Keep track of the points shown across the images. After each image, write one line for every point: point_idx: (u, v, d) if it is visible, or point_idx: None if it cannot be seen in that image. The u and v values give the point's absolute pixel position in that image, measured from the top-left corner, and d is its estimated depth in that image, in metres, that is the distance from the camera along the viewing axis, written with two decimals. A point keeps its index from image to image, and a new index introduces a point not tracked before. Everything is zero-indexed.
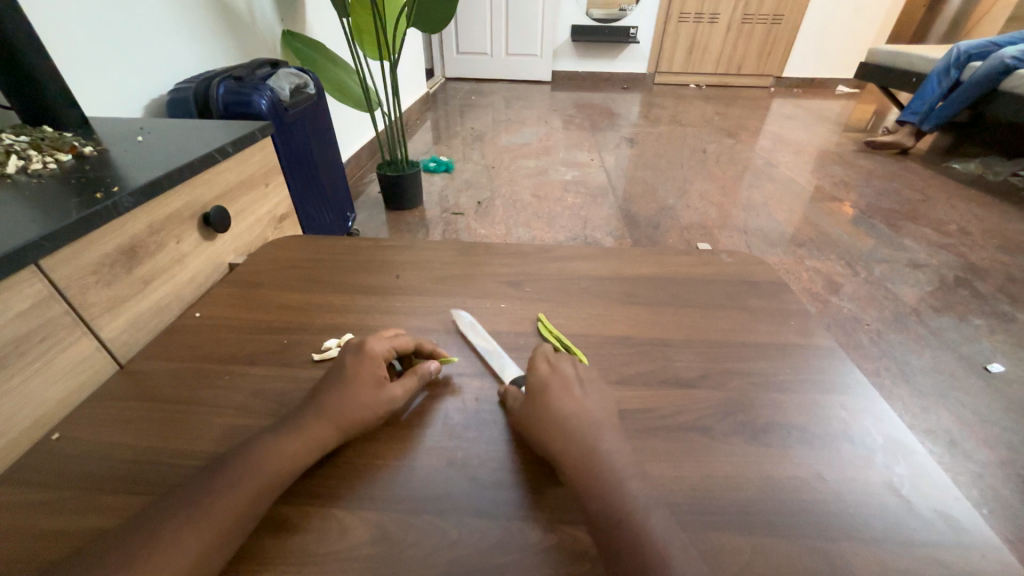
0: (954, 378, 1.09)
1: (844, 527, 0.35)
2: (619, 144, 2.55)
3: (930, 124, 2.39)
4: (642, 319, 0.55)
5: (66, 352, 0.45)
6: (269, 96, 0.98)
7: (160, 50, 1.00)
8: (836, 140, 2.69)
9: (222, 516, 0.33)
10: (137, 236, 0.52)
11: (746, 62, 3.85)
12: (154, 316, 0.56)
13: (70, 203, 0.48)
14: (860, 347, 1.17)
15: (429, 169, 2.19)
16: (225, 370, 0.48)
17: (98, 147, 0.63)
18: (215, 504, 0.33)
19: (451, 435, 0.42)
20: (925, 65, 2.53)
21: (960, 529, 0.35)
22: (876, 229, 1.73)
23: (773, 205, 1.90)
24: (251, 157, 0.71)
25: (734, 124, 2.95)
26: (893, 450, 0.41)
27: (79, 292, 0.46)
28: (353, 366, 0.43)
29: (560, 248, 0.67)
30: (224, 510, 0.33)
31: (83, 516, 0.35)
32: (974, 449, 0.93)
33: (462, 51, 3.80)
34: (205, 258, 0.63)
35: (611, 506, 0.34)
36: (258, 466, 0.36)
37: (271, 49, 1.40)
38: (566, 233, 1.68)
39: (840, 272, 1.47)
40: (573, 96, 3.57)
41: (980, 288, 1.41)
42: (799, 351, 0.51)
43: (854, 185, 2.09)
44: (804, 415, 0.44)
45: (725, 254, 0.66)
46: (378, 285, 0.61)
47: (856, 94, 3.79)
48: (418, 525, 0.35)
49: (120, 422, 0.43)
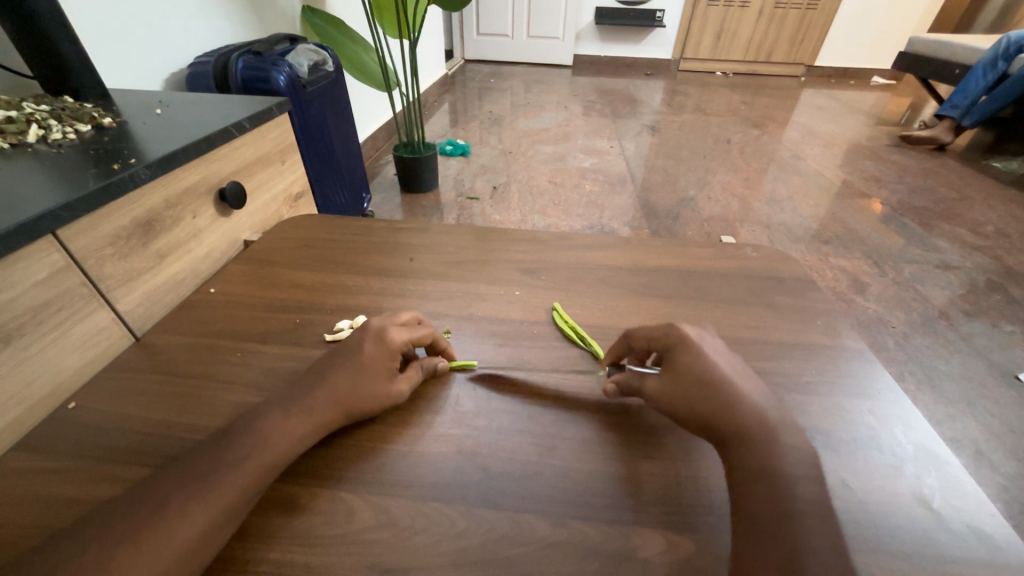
0: (982, 386, 1.05)
1: (868, 537, 0.34)
2: (640, 131, 2.49)
3: (971, 120, 2.27)
4: (661, 312, 0.53)
5: (82, 322, 0.45)
6: (288, 73, 0.97)
7: (180, 22, 0.99)
8: (868, 133, 2.58)
9: (228, 495, 0.33)
10: (154, 209, 0.52)
11: (777, 50, 3.70)
12: (170, 290, 0.56)
13: (88, 173, 0.47)
14: (884, 350, 1.13)
15: (446, 152, 2.17)
16: (237, 347, 0.48)
17: (117, 118, 0.63)
18: (221, 484, 0.33)
19: (461, 423, 0.41)
20: (970, 56, 2.40)
21: (996, 547, 0.33)
22: (906, 228, 1.66)
23: (799, 199, 1.84)
24: (268, 133, 0.70)
25: (760, 114, 2.85)
26: (926, 461, 0.39)
27: (96, 264, 0.46)
28: (363, 348, 0.43)
29: (578, 236, 0.65)
30: (231, 490, 0.33)
31: (95, 486, 0.36)
32: (1000, 461, 0.90)
33: (483, 32, 3.73)
34: (221, 234, 0.63)
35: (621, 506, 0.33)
36: (265, 447, 0.36)
37: (291, 25, 1.38)
38: (583, 221, 1.65)
39: (867, 271, 1.42)
40: (595, 81, 3.49)
41: (1014, 293, 1.35)
42: (827, 353, 0.48)
43: (885, 181, 2.00)
44: (829, 419, 0.42)
45: (750, 248, 0.63)
46: (392, 267, 0.60)
47: (892, 85, 3.62)
48: (426, 512, 0.35)
49: (134, 395, 0.43)
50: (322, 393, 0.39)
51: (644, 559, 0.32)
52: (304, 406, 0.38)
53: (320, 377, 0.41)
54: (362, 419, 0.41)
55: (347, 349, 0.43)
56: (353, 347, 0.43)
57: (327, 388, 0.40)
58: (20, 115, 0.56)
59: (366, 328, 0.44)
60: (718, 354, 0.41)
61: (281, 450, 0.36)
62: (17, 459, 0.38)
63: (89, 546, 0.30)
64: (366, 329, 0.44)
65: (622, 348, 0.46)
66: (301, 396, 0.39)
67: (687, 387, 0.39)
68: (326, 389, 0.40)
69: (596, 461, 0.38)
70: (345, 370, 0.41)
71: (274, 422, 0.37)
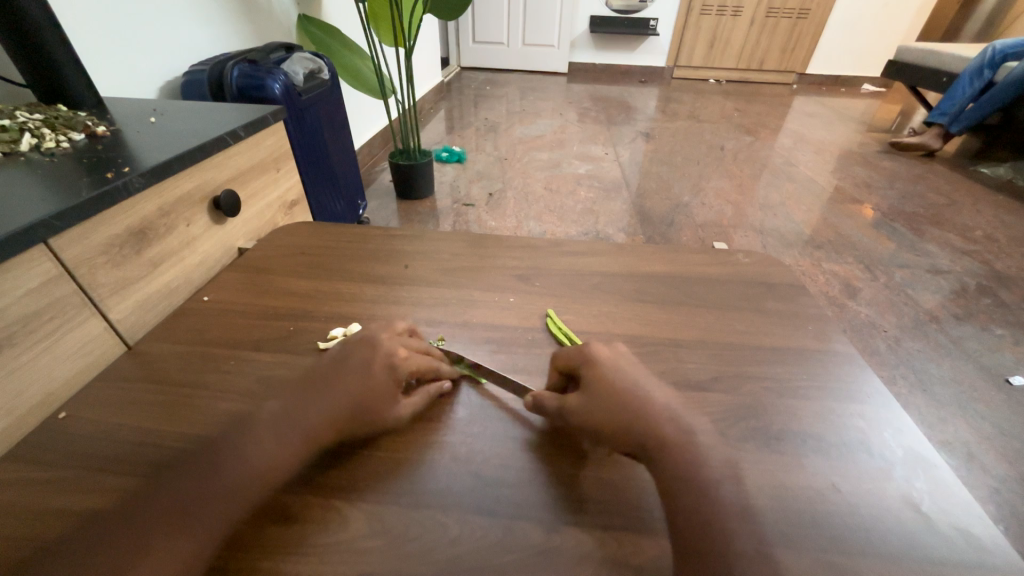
0: (974, 389, 1.06)
1: (860, 541, 0.34)
2: (634, 138, 2.51)
3: (958, 126, 2.32)
4: (653, 318, 0.53)
5: (74, 330, 0.45)
6: (283, 81, 0.98)
7: (175, 30, 1.00)
8: (859, 139, 2.62)
9: (218, 517, 0.33)
10: (147, 217, 0.52)
11: (769, 58, 3.75)
12: (163, 298, 0.56)
13: (81, 181, 0.48)
14: (876, 354, 1.14)
15: (441, 158, 2.18)
16: (230, 355, 0.48)
17: (111, 126, 0.63)
18: (214, 504, 0.33)
19: (457, 430, 0.41)
20: (957, 64, 2.44)
21: (984, 550, 0.34)
22: (897, 233, 1.68)
23: (791, 205, 1.86)
24: (262, 141, 0.70)
25: (753, 121, 2.88)
26: (913, 464, 0.40)
27: (88, 272, 0.46)
28: (368, 368, 0.42)
29: (572, 242, 0.66)
30: (222, 511, 0.33)
31: (86, 495, 0.36)
32: (992, 463, 0.90)
33: (479, 40, 3.76)
34: (215, 241, 0.63)
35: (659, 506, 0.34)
36: (255, 465, 0.35)
37: (287, 33, 1.39)
38: (578, 228, 1.66)
39: (858, 276, 1.43)
40: (589, 88, 3.52)
41: (1004, 297, 1.37)
42: (816, 357, 0.49)
43: (876, 186, 2.03)
44: (820, 424, 0.42)
45: (740, 254, 0.64)
46: (386, 274, 0.60)
47: (882, 93, 3.68)
48: (419, 520, 0.34)
49: (128, 404, 0.43)
50: (317, 410, 0.38)
51: (635, 565, 0.32)
52: (303, 422, 0.38)
53: (313, 388, 0.40)
54: (368, 437, 0.40)
55: (351, 366, 0.42)
56: (359, 365, 0.42)
57: (320, 404, 0.39)
58: (13, 124, 0.57)
59: (360, 339, 0.44)
60: (630, 366, 0.42)
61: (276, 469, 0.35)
62: (10, 470, 0.38)
63: (82, 559, 0.29)
64: (360, 341, 0.44)
65: (551, 378, 0.45)
66: (294, 410, 0.38)
67: (598, 403, 0.39)
68: (322, 405, 0.39)
69: (588, 467, 0.39)
70: (348, 383, 0.41)
71: (266, 437, 0.36)
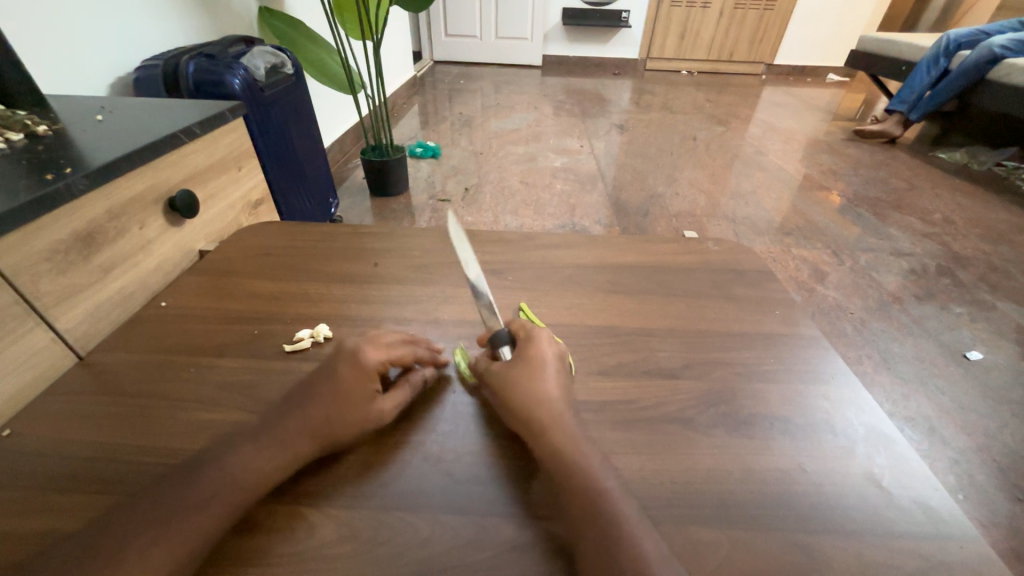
0: (934, 366, 1.11)
1: (825, 518, 0.35)
2: (610, 130, 2.53)
3: (917, 113, 2.40)
4: (626, 308, 0.54)
5: (17, 343, 0.42)
6: (243, 76, 0.94)
7: (124, 24, 0.95)
8: (825, 128, 2.69)
9: (190, 537, 0.31)
10: (95, 220, 0.50)
11: (738, 49, 3.82)
12: (117, 305, 0.53)
13: (19, 183, 0.45)
14: (844, 335, 1.18)
15: (416, 154, 2.15)
16: (190, 363, 0.46)
17: (54, 125, 0.59)
18: (184, 528, 0.31)
19: (431, 431, 0.41)
20: (915, 53, 2.53)
21: (939, 520, 0.35)
22: (862, 218, 1.74)
23: (761, 193, 1.90)
24: (221, 139, 0.67)
25: (725, 111, 2.93)
26: (875, 440, 0.41)
27: (31, 281, 0.43)
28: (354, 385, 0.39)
29: (544, 235, 0.65)
30: (191, 533, 0.31)
31: (37, 519, 0.34)
32: (951, 436, 0.95)
33: (451, 34, 3.72)
34: (173, 244, 0.61)
35: (624, 495, 0.34)
36: (223, 486, 0.33)
37: (247, 26, 1.34)
38: (555, 221, 1.66)
39: (826, 260, 1.48)
40: (564, 81, 3.52)
41: (961, 277, 1.43)
42: (784, 341, 0.50)
43: (841, 173, 2.09)
44: (786, 406, 0.43)
45: (711, 242, 0.65)
46: (356, 273, 0.58)
47: (846, 82, 3.79)
48: (390, 523, 0.34)
49: (82, 417, 0.41)
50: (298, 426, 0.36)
51: None
52: (278, 438, 0.36)
53: (290, 404, 0.38)
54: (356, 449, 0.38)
55: (333, 375, 0.39)
56: (348, 379, 0.39)
57: (298, 422, 0.37)
58: None
59: (346, 352, 0.42)
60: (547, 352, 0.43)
61: (250, 489, 0.33)
62: None
63: None
64: (347, 353, 0.41)
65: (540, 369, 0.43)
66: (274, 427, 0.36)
67: (524, 370, 0.40)
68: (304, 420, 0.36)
69: None
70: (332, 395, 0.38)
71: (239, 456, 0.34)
